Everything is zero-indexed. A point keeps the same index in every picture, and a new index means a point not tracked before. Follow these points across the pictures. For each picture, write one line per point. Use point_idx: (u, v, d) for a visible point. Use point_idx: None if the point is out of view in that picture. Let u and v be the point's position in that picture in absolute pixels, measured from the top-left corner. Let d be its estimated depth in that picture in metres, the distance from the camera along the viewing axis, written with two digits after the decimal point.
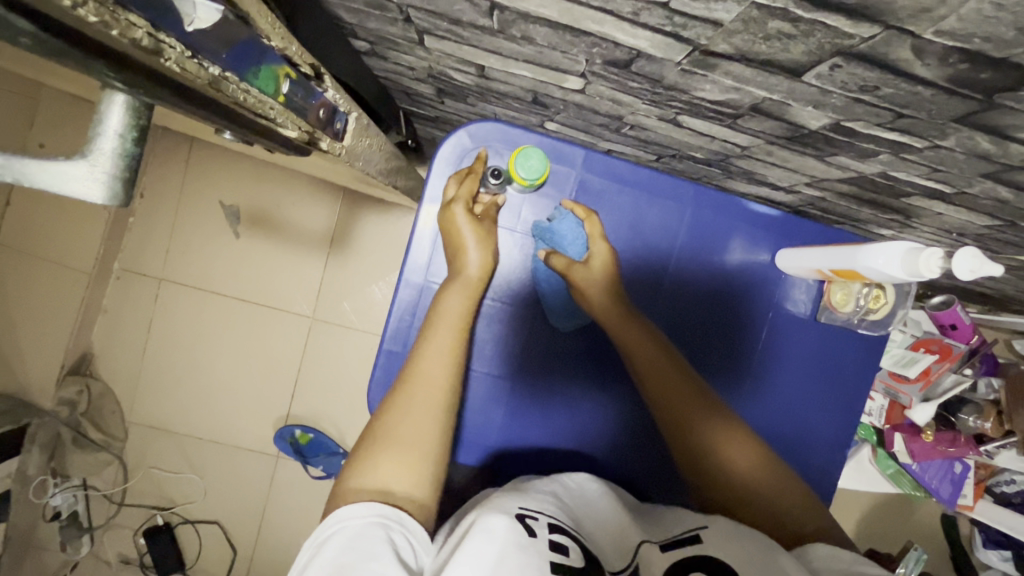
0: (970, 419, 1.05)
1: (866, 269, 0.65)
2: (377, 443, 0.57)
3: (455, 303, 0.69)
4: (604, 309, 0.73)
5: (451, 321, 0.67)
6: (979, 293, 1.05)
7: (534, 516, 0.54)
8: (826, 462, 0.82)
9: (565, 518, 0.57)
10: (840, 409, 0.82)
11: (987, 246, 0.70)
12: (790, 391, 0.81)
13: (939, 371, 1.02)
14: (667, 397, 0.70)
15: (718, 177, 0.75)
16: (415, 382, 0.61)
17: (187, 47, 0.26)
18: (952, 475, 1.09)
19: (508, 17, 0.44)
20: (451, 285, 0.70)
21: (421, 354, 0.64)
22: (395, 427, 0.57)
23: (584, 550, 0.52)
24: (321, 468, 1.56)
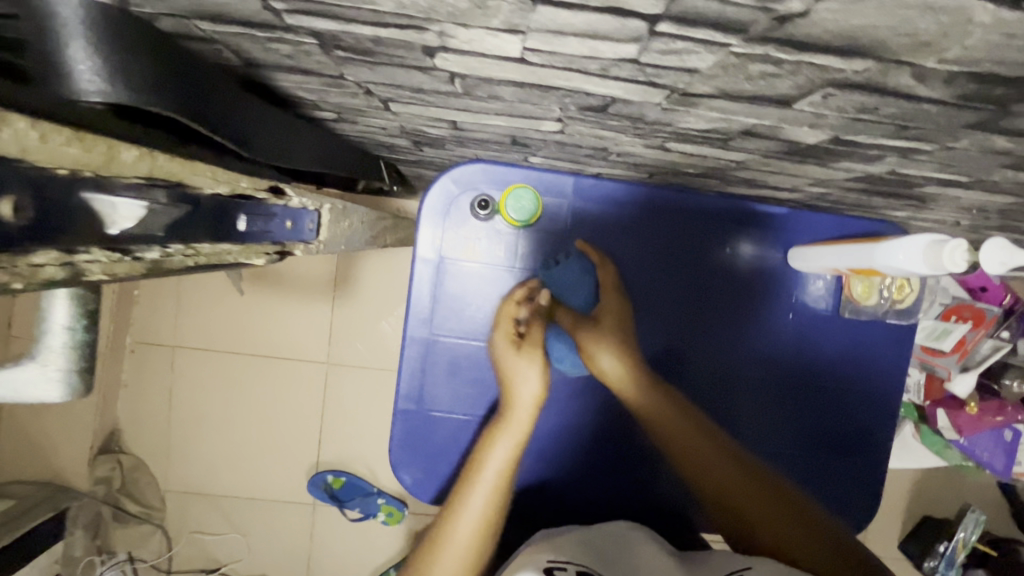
0: (1014, 385, 0.99)
1: (886, 268, 0.61)
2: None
3: (501, 454, 0.65)
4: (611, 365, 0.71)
5: (498, 473, 0.64)
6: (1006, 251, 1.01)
7: (563, 568, 0.58)
8: (870, 458, 0.79)
9: (591, 564, 0.61)
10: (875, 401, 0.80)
11: (1012, 217, 0.66)
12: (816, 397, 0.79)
13: (974, 339, 0.98)
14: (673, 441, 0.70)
15: (716, 185, 0.72)
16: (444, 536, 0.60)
17: (113, 249, 0.25)
18: (1004, 444, 1.03)
19: (472, 82, 0.41)
20: (500, 426, 0.67)
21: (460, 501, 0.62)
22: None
23: None
24: (358, 510, 1.57)
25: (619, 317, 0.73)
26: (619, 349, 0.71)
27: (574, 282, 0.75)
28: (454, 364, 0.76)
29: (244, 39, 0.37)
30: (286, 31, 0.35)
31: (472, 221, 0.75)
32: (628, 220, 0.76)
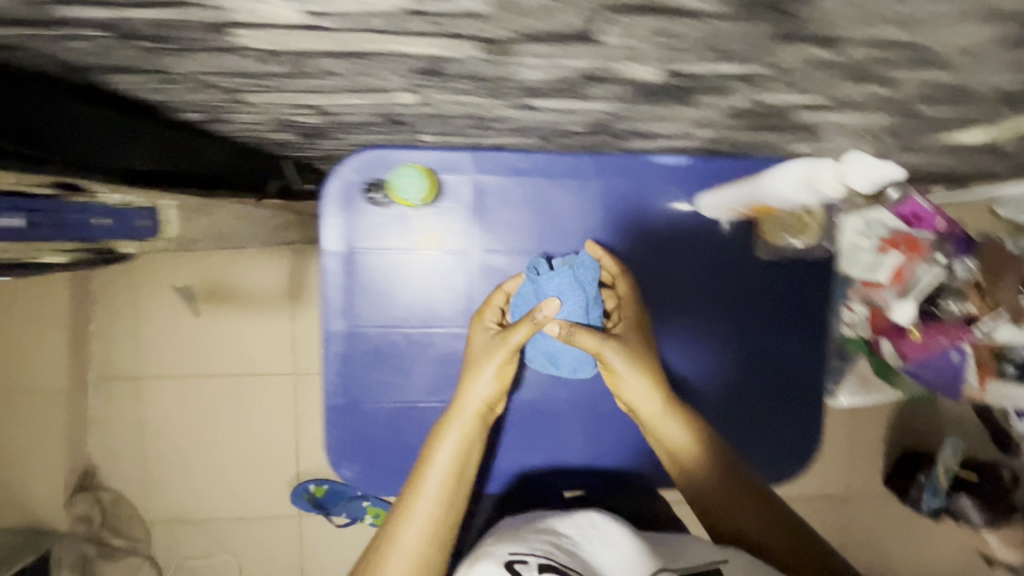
0: (952, 305, 0.98)
1: (773, 198, 0.62)
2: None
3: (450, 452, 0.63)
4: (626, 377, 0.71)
5: (445, 477, 0.61)
6: (936, 176, 1.01)
7: (523, 560, 0.60)
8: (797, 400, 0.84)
9: (554, 550, 0.63)
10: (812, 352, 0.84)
11: (906, 137, 0.66)
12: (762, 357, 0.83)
13: (911, 266, 0.99)
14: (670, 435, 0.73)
15: (614, 143, 0.71)
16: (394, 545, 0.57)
17: None
18: (949, 366, 1.04)
19: (296, 59, 0.41)
20: (448, 426, 0.65)
21: (408, 510, 0.59)
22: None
23: None
24: (344, 515, 1.57)
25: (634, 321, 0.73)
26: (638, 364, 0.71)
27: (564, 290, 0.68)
28: (379, 355, 0.76)
29: (35, 39, 0.36)
30: (69, 25, 0.34)
31: (377, 208, 0.74)
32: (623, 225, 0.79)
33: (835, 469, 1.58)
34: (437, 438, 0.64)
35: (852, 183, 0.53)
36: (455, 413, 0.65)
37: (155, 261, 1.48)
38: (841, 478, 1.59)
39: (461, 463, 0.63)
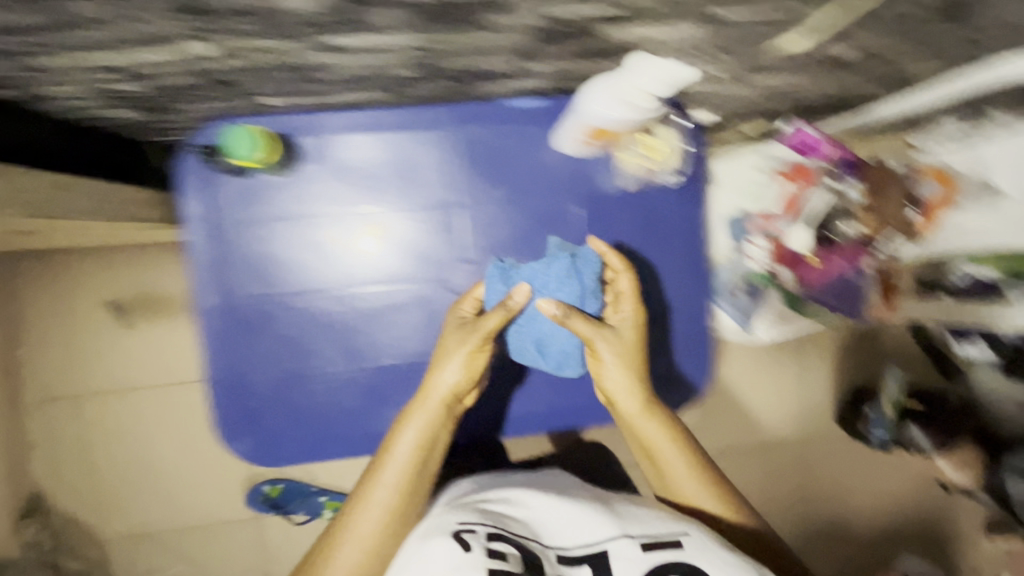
0: (846, 229, 1.00)
1: (601, 114, 0.80)
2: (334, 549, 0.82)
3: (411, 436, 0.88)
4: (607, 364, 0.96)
5: (403, 461, 0.86)
6: (820, 103, 1.02)
7: (469, 530, 0.72)
8: None
9: (499, 525, 0.74)
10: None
11: (740, 52, 0.67)
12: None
13: (802, 193, 1.03)
14: (642, 418, 0.94)
15: (462, 89, 0.72)
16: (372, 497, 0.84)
17: None
18: (849, 288, 1.05)
19: (41, 3, 0.41)
20: (412, 416, 0.90)
21: (375, 474, 0.85)
22: (341, 546, 0.81)
23: (524, 556, 0.68)
24: (302, 512, 1.57)
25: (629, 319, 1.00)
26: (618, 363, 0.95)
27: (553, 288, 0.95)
28: None
29: None
30: None
31: None
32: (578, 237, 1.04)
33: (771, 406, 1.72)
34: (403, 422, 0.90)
35: (668, 73, 0.70)
36: (422, 398, 0.90)
37: (77, 277, 1.47)
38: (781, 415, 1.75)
39: (418, 448, 0.88)
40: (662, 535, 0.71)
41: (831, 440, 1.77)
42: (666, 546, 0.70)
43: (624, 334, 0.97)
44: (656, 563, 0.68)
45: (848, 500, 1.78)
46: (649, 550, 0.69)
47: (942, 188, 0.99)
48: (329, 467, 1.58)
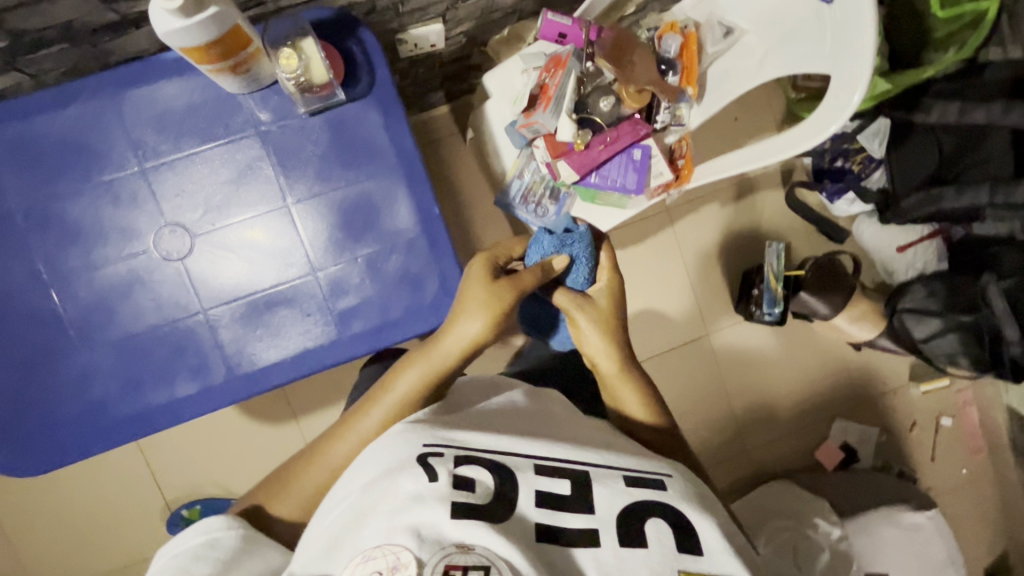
0: (605, 105, 0.99)
1: (177, 40, 0.58)
2: (291, 478, 0.76)
3: (411, 378, 0.75)
4: (595, 338, 0.82)
5: (393, 402, 0.74)
6: None
7: (439, 453, 0.62)
8: (409, 247, 0.80)
9: (494, 442, 0.64)
10: (428, 194, 0.80)
11: None
12: (378, 211, 0.79)
13: (556, 82, 1.00)
14: (611, 371, 0.81)
15: (98, 50, 0.70)
16: (339, 442, 0.76)
17: None
18: (633, 164, 1.03)
19: None
20: (416, 358, 0.76)
21: (359, 419, 0.76)
22: (308, 471, 0.75)
23: (494, 485, 0.60)
24: None
25: (613, 298, 0.84)
26: (599, 327, 0.82)
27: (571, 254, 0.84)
28: None
29: None
30: None
31: None
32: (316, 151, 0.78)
33: (667, 307, 1.72)
34: (399, 371, 0.77)
35: None
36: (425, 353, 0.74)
37: None
38: (680, 317, 1.73)
39: (416, 399, 0.75)
40: (645, 474, 0.65)
41: (736, 327, 1.75)
42: (649, 485, 0.64)
43: (600, 300, 0.83)
44: (635, 501, 0.61)
45: (771, 385, 1.77)
46: (632, 485, 0.63)
47: (683, 40, 0.96)
48: (243, 476, 1.59)
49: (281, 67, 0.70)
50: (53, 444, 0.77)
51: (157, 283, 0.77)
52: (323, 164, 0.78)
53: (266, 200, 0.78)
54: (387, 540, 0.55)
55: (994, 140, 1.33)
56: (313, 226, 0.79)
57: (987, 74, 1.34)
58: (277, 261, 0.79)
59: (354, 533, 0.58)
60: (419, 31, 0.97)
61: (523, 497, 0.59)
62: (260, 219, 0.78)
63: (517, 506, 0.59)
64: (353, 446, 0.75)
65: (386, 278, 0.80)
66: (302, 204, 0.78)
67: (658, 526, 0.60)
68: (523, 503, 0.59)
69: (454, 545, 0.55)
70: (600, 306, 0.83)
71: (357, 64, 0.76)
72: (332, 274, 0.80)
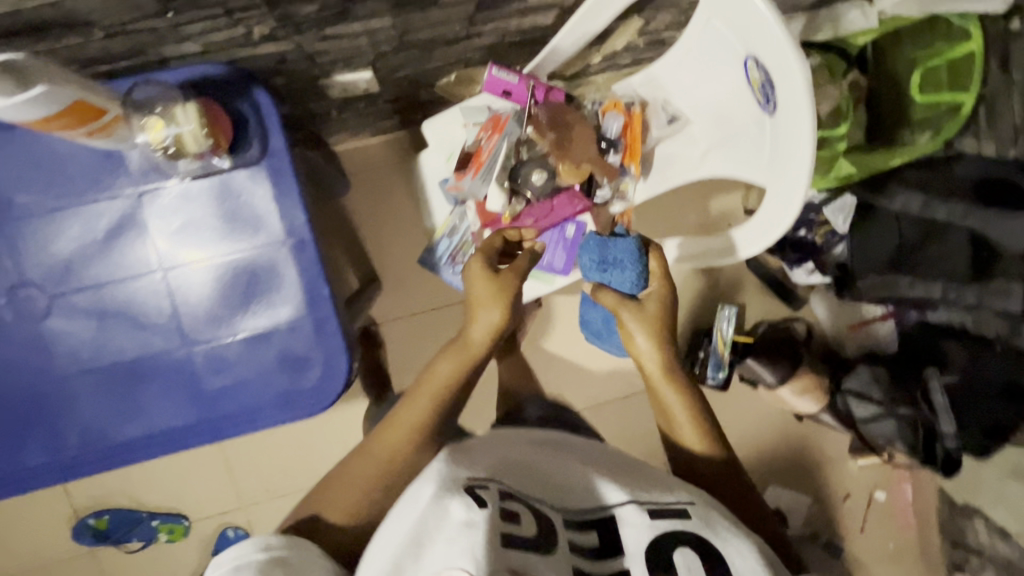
0: (535, 177, 0.92)
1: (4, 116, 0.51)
2: (336, 479, 0.71)
3: (445, 368, 0.77)
4: (640, 344, 0.78)
5: (437, 384, 0.76)
6: (505, 42, 0.94)
7: (483, 486, 0.58)
8: (288, 330, 0.74)
9: (522, 487, 0.62)
10: (318, 273, 0.74)
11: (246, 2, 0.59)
12: (266, 283, 0.74)
13: (490, 146, 0.94)
14: (659, 381, 0.78)
15: None
16: (390, 435, 0.73)
17: None
18: (564, 241, 0.97)
19: None
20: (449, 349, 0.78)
21: (400, 413, 0.75)
22: (357, 464, 0.72)
23: (538, 522, 0.57)
24: (135, 539, 1.54)
25: (666, 301, 0.80)
26: (648, 329, 0.78)
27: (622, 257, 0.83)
28: None
29: None
30: None
31: None
32: (191, 220, 0.71)
33: None
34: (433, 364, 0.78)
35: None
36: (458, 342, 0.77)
37: None
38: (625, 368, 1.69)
39: (459, 379, 0.77)
40: (664, 505, 0.62)
41: None
42: (670, 515, 0.61)
43: (649, 303, 0.80)
44: (662, 533, 0.59)
45: None
46: (657, 517, 0.60)
47: (625, 121, 0.91)
48: (156, 491, 1.54)
49: (146, 133, 0.63)
50: None
51: (6, 346, 0.70)
52: (207, 229, 0.72)
53: (139, 263, 0.71)
54: (447, 567, 0.51)
55: (955, 235, 1.27)
56: (187, 297, 0.73)
57: (957, 169, 1.31)
58: (145, 330, 0.72)
59: (413, 564, 0.52)
60: (346, 77, 0.89)
61: (561, 541, 0.57)
62: (130, 284, 0.71)
63: (557, 544, 0.57)
64: (401, 437, 0.73)
65: (263, 359, 0.75)
66: (179, 271, 0.72)
67: (686, 553, 0.58)
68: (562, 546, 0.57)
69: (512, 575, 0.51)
70: (648, 309, 0.80)
71: (248, 129, 0.70)
72: (208, 348, 0.74)
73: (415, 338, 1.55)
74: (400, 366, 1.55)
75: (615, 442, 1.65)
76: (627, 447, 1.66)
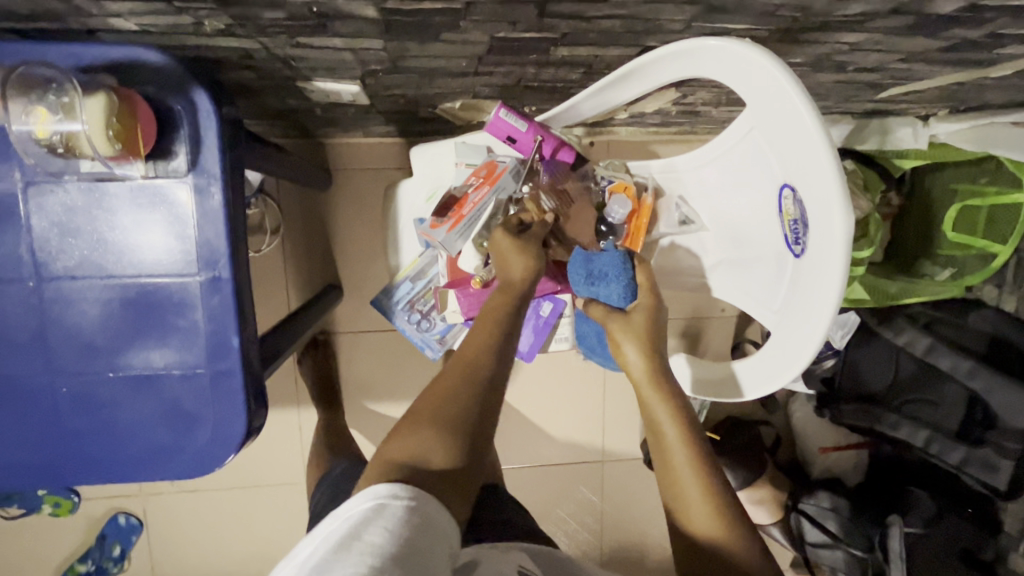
0: None
1: None
2: (419, 414, 0.57)
3: (493, 300, 0.67)
4: (633, 356, 0.69)
5: (492, 311, 0.66)
6: (518, 86, 0.82)
7: None
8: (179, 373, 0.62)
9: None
10: (229, 319, 0.61)
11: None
12: (164, 317, 0.61)
13: (478, 200, 0.81)
14: (645, 389, 0.67)
15: None
16: (450, 368, 0.60)
17: None
18: (535, 321, 0.89)
19: None
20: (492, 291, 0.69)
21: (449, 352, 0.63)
22: (445, 400, 0.57)
23: None
24: (17, 506, 1.40)
25: (655, 316, 0.72)
26: (641, 339, 0.70)
27: (611, 270, 0.74)
28: None
29: None
30: None
31: None
32: (82, 228, 0.58)
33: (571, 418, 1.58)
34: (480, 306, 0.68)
35: None
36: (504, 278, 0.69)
37: None
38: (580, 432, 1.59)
39: (516, 318, 0.66)
40: None
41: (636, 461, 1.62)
42: None
43: (635, 314, 0.72)
44: None
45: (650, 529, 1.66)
46: None
47: (634, 208, 0.79)
48: None
49: (27, 122, 0.51)
50: None
51: None
52: (103, 242, 0.59)
53: (7, 263, 0.58)
54: None
55: (951, 388, 1.20)
56: (63, 313, 0.60)
57: (970, 318, 1.21)
58: (3, 346, 0.60)
59: None
60: (329, 85, 0.77)
61: None
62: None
63: None
64: (463, 358, 0.61)
65: (140, 408, 0.62)
66: (55, 277, 0.59)
67: None
68: None
69: None
70: (636, 321, 0.72)
71: (177, 135, 0.57)
72: (78, 381, 0.61)
73: (366, 357, 1.43)
74: (344, 383, 1.43)
75: (554, 508, 1.55)
76: (566, 515, 1.56)
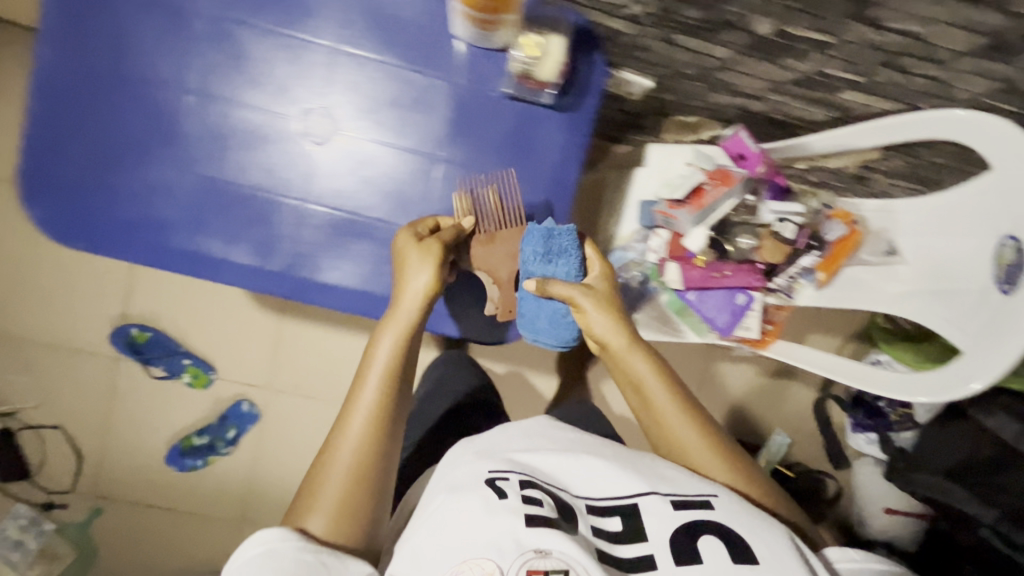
0: (744, 242, 0.99)
1: None
2: (313, 485, 0.64)
3: (386, 346, 0.70)
4: (604, 329, 0.73)
5: (383, 363, 0.68)
6: (770, 118, 1.01)
7: (502, 477, 0.61)
8: None
9: (533, 471, 0.63)
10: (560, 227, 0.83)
11: None
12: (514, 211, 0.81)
13: (714, 195, 0.97)
14: (630, 369, 0.74)
15: None
16: (351, 416, 0.67)
17: None
18: (732, 305, 0.99)
19: None
20: (382, 328, 0.71)
21: (353, 396, 0.68)
22: (326, 461, 0.65)
23: (557, 501, 0.59)
24: (163, 368, 1.50)
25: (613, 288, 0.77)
26: (606, 310, 0.74)
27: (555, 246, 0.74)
28: (111, 97, 0.75)
29: None
30: None
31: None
32: (486, 134, 0.81)
33: None
34: (371, 345, 0.70)
35: None
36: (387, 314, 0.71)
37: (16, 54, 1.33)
38: None
39: (400, 358, 0.70)
40: (688, 494, 0.61)
41: None
42: (694, 505, 0.60)
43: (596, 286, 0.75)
44: (689, 523, 0.58)
45: None
46: (681, 508, 0.59)
47: (846, 234, 0.97)
48: (204, 335, 1.50)
49: (517, 48, 0.75)
50: (117, 237, 0.76)
51: (284, 154, 0.78)
52: (489, 145, 0.81)
53: (420, 142, 0.80)
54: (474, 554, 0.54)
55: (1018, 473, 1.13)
56: (445, 188, 0.81)
57: None
58: (400, 202, 0.80)
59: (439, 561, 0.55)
60: (631, 77, 0.96)
61: (586, 526, 0.59)
62: (415, 159, 0.80)
63: (580, 529, 0.58)
64: (364, 422, 0.66)
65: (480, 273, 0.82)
66: (449, 162, 0.81)
67: (712, 544, 0.57)
68: (586, 531, 0.58)
69: (534, 550, 0.54)
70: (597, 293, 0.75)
71: (579, 84, 0.80)
72: None
73: None
74: None
75: None
76: None
